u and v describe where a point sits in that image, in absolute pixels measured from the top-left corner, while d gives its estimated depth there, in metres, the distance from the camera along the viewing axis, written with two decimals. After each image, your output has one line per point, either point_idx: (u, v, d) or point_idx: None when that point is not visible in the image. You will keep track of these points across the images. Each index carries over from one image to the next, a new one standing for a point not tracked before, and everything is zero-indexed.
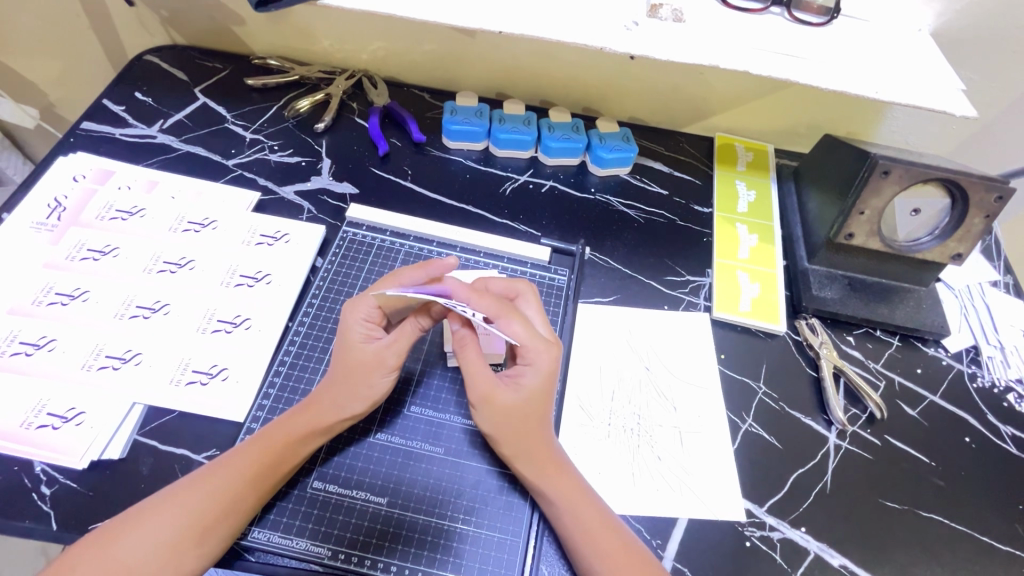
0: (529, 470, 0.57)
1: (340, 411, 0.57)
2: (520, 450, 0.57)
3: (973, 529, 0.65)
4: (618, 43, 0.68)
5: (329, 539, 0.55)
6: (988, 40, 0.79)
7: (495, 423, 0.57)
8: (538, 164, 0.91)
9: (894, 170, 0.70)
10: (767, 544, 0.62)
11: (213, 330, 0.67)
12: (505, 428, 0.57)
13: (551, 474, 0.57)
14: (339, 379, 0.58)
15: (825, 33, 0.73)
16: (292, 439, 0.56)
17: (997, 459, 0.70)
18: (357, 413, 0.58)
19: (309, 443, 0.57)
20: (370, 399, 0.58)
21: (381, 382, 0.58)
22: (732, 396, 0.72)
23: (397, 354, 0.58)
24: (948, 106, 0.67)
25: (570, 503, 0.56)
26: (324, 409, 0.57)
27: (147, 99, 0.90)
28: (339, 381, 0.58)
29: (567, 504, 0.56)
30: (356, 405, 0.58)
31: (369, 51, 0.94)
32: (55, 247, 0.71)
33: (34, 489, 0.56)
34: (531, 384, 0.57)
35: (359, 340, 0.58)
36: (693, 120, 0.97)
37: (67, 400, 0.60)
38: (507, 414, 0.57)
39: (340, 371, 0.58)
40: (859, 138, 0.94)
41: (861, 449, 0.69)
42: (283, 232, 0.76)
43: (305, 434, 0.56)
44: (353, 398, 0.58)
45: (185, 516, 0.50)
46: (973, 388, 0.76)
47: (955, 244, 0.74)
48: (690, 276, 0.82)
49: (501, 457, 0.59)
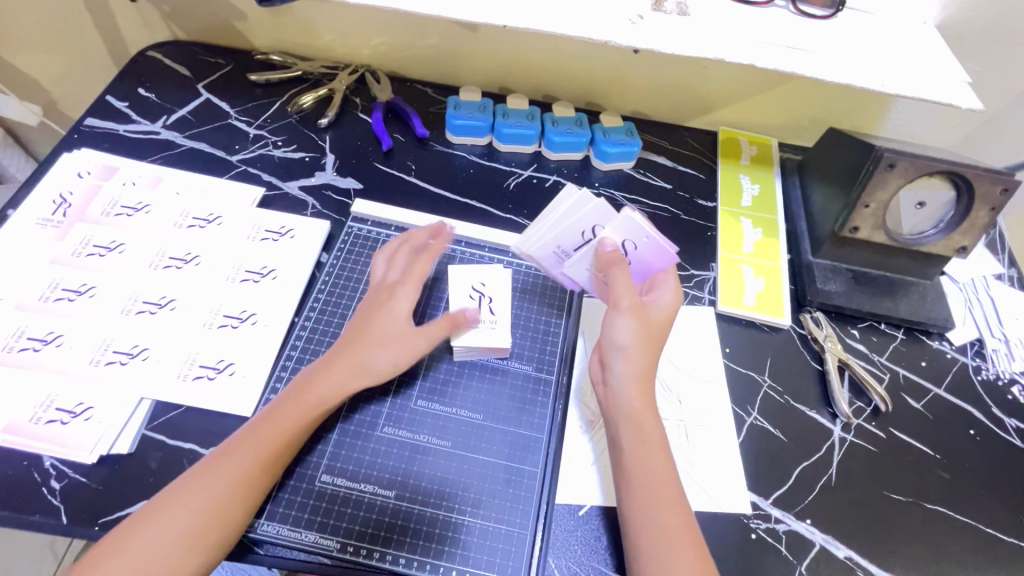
0: (636, 403, 0.59)
1: (371, 363, 0.59)
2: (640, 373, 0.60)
3: (978, 521, 0.65)
4: (622, 37, 0.68)
5: (337, 531, 0.56)
6: (993, 32, 0.79)
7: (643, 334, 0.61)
8: (541, 159, 0.91)
9: (899, 163, 0.70)
10: (773, 536, 0.62)
11: (219, 325, 0.67)
12: (644, 338, 0.61)
13: (643, 413, 0.59)
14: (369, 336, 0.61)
15: (829, 25, 0.73)
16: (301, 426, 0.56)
17: (1002, 451, 0.70)
18: (385, 365, 0.60)
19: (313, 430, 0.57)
20: (398, 354, 0.61)
21: (399, 352, 0.60)
22: (737, 390, 0.72)
23: (423, 333, 0.62)
24: (953, 98, 0.67)
25: (641, 457, 0.57)
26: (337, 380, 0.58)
27: (150, 95, 0.90)
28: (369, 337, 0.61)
29: (636, 456, 0.57)
30: (385, 359, 0.60)
31: (372, 46, 0.94)
32: (61, 243, 0.71)
33: (43, 484, 0.56)
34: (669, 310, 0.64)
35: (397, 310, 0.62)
36: (696, 114, 0.97)
37: (75, 395, 0.60)
38: (652, 325, 0.62)
39: (362, 338, 0.60)
40: (863, 131, 0.94)
41: (865, 441, 0.70)
42: (288, 228, 0.76)
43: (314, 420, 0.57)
44: (383, 352, 0.60)
45: (188, 517, 0.49)
46: (977, 380, 0.76)
47: (959, 237, 0.74)
48: (695, 269, 0.82)
49: (617, 376, 0.60)
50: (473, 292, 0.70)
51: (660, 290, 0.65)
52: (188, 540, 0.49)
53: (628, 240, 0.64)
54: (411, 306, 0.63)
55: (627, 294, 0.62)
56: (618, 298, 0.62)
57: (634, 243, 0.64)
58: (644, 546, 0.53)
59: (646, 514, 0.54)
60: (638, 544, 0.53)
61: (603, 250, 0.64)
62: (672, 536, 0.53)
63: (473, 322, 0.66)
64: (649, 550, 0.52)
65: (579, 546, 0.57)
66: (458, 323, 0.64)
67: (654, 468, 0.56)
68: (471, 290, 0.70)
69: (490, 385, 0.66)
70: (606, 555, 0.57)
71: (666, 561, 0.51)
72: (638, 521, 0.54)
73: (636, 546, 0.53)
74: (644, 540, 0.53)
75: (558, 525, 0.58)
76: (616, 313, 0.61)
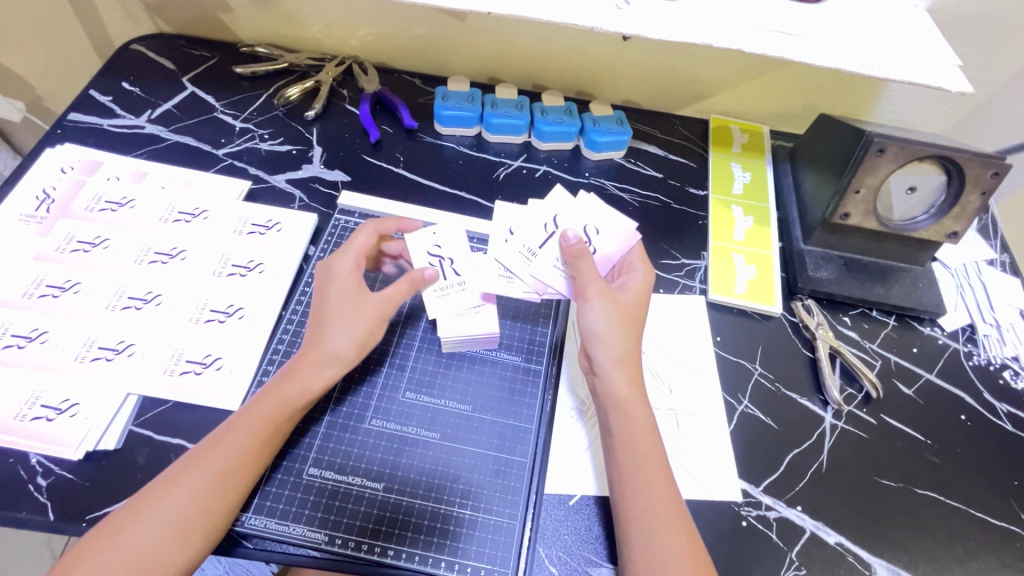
0: (622, 387, 0.59)
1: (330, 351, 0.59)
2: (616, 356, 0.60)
3: (969, 505, 0.66)
4: (609, 23, 0.68)
5: (327, 524, 0.55)
6: (985, 15, 0.78)
7: (612, 317, 0.61)
8: (531, 148, 0.90)
9: (889, 148, 0.69)
10: (763, 523, 0.62)
11: (206, 319, 0.67)
12: (619, 322, 0.61)
13: (631, 399, 0.59)
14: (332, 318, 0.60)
15: (820, 9, 0.72)
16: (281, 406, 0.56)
17: (992, 435, 0.70)
18: (342, 350, 0.59)
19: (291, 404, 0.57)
20: (357, 338, 0.60)
21: (366, 318, 0.60)
22: (727, 378, 0.72)
23: (384, 295, 0.62)
24: (943, 81, 0.67)
25: (633, 443, 0.57)
26: (312, 361, 0.58)
27: (134, 89, 0.89)
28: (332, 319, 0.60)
29: (629, 443, 0.57)
30: (343, 344, 0.59)
31: (358, 37, 0.92)
32: (45, 239, 0.70)
33: (29, 481, 0.56)
34: (643, 289, 0.64)
35: (352, 284, 0.62)
36: (687, 103, 0.96)
37: (61, 392, 0.60)
38: (621, 306, 0.62)
39: (327, 318, 0.60)
40: (855, 117, 0.93)
41: (856, 428, 0.70)
42: (275, 221, 0.76)
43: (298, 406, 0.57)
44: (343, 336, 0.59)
45: (168, 513, 0.49)
46: (969, 365, 0.76)
47: (950, 222, 0.74)
48: (686, 259, 0.82)
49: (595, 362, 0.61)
50: (430, 257, 0.68)
51: (630, 273, 0.65)
52: (168, 538, 0.48)
53: (588, 226, 0.69)
54: (349, 269, 0.63)
55: (592, 281, 0.62)
56: (583, 288, 0.62)
57: (596, 227, 0.68)
58: (637, 532, 0.52)
59: (640, 501, 0.54)
60: (629, 532, 0.53)
61: (567, 241, 0.64)
62: (665, 523, 0.52)
63: (432, 279, 0.65)
64: (642, 538, 0.52)
65: (569, 535, 0.57)
66: (417, 280, 0.64)
67: (648, 455, 0.56)
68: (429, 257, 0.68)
69: (479, 377, 0.66)
70: (598, 545, 0.56)
71: (658, 547, 0.51)
72: (629, 510, 0.54)
73: (628, 534, 0.53)
74: (638, 526, 0.53)
75: (548, 516, 0.58)
76: (585, 302, 0.62)
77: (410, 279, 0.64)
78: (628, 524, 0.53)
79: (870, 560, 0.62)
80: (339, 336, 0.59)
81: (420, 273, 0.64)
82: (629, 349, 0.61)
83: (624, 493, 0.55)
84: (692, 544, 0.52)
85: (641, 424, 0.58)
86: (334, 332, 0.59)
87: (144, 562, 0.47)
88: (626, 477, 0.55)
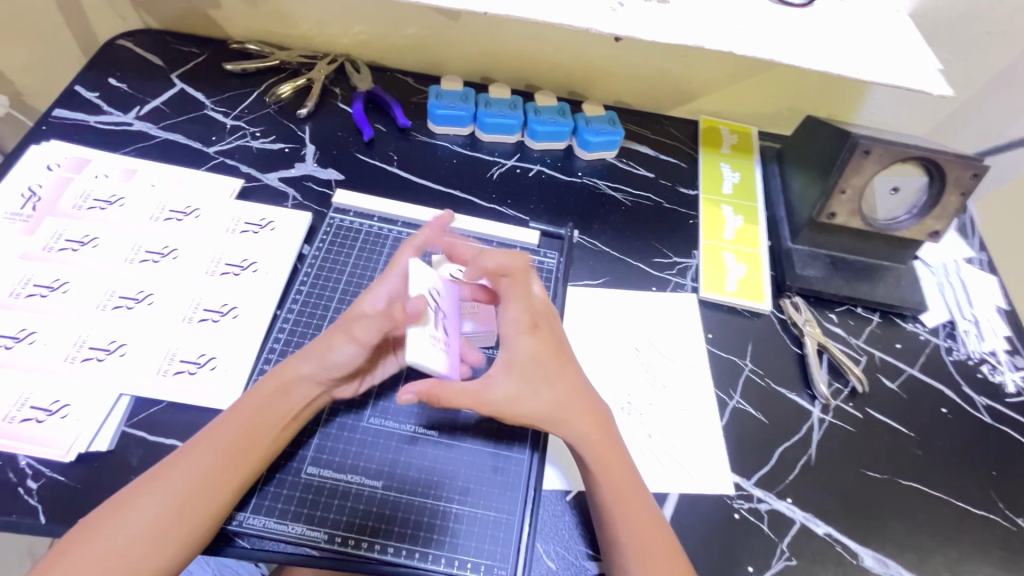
0: (586, 429, 0.57)
1: (296, 370, 0.56)
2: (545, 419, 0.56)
3: (950, 496, 0.68)
4: (604, 24, 0.69)
5: (325, 523, 0.55)
6: (963, 20, 0.81)
7: (540, 385, 0.56)
8: (524, 148, 0.91)
9: (874, 150, 0.71)
10: (755, 515, 0.64)
11: (199, 319, 0.66)
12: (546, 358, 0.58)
13: (599, 436, 0.57)
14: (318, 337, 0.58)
15: (806, 13, 0.74)
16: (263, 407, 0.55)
17: (972, 427, 0.73)
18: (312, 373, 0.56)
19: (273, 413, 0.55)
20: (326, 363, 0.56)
21: (342, 351, 0.56)
22: (719, 374, 0.73)
23: (363, 325, 0.55)
24: (926, 85, 0.69)
25: (614, 492, 0.56)
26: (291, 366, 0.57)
27: (121, 85, 0.87)
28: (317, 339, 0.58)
29: (615, 496, 0.56)
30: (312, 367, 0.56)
31: (351, 35, 0.92)
32: (30, 238, 0.68)
33: (19, 484, 0.55)
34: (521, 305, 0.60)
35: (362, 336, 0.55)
36: (677, 104, 0.98)
37: (51, 392, 0.59)
38: (518, 364, 0.57)
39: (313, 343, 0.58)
40: (841, 119, 0.95)
41: (843, 422, 0.72)
42: (268, 220, 0.75)
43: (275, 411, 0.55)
44: (311, 360, 0.56)
45: (151, 510, 0.49)
46: (950, 360, 0.78)
47: (932, 222, 0.76)
48: (677, 257, 0.83)
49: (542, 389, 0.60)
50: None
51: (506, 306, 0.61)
52: (152, 538, 0.48)
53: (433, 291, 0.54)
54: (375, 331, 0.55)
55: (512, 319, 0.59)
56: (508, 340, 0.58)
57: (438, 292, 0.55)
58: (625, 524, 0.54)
59: (623, 501, 0.55)
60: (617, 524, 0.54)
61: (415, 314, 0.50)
62: (646, 531, 0.54)
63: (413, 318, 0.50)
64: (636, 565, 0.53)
65: (566, 529, 0.58)
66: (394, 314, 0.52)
67: (610, 456, 0.57)
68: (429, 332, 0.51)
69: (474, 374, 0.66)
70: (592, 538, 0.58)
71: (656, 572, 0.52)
72: (621, 534, 0.54)
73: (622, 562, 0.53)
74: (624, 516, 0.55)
75: (545, 511, 0.59)
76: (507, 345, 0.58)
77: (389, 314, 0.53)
78: (612, 521, 0.55)
79: (857, 549, 0.63)
80: (308, 363, 0.56)
81: (400, 307, 0.52)
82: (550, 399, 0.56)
83: (609, 494, 0.56)
84: (677, 558, 0.54)
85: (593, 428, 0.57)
86: (304, 358, 0.57)
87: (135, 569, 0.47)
88: (611, 485, 0.56)
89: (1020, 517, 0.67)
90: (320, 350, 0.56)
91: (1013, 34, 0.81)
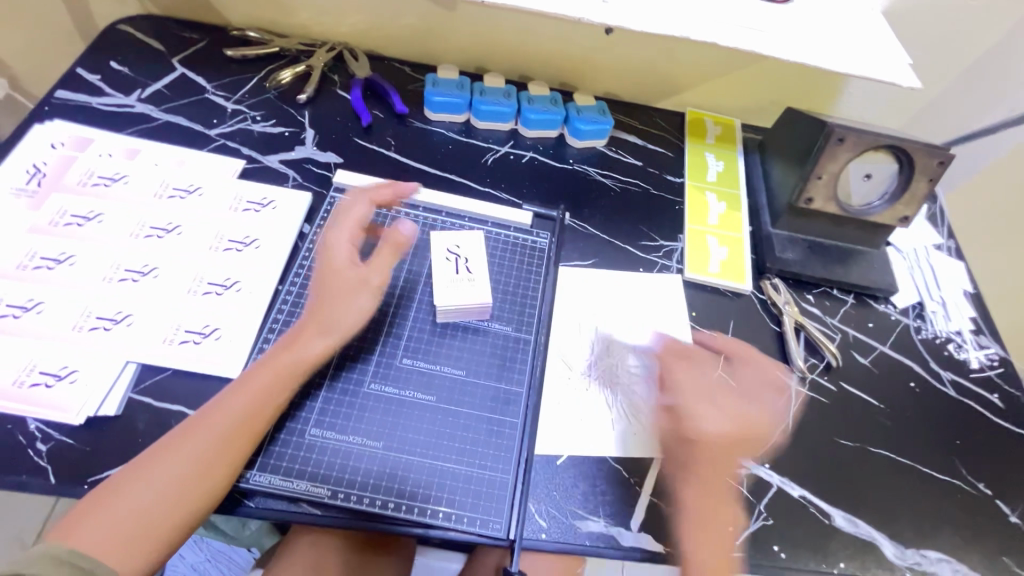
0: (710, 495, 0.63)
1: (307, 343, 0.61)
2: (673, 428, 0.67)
3: (916, 462, 0.72)
4: (595, 14, 0.72)
5: (328, 480, 0.57)
6: (932, 18, 0.86)
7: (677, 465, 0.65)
8: (517, 136, 0.94)
9: (848, 137, 0.76)
10: (735, 480, 0.67)
11: (203, 292, 0.68)
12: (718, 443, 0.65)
13: (719, 503, 0.63)
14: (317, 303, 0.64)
15: (785, 9, 0.78)
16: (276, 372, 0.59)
17: (937, 400, 0.78)
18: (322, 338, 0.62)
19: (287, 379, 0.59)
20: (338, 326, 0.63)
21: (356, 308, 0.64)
22: (702, 349, 0.77)
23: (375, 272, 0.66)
24: (896, 77, 0.73)
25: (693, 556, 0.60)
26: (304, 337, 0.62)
27: (123, 68, 0.89)
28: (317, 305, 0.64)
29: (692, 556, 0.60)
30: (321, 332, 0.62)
31: (349, 24, 0.95)
32: (36, 213, 0.70)
33: (29, 446, 0.57)
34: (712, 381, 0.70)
35: (336, 260, 0.67)
36: (664, 96, 1.02)
37: (60, 359, 0.61)
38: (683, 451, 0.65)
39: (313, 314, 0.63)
40: (819, 111, 1.00)
41: (818, 394, 0.76)
42: (270, 199, 0.78)
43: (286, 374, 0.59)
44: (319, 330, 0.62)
45: (172, 470, 0.51)
46: (918, 339, 0.83)
47: (902, 208, 0.81)
48: (663, 241, 0.87)
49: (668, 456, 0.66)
50: (449, 254, 0.74)
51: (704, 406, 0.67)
52: (173, 495, 0.51)
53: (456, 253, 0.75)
54: (346, 249, 0.68)
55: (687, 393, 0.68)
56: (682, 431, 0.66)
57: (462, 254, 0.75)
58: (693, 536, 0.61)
59: (704, 555, 0.60)
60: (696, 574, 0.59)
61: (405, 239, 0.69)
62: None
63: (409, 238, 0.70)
64: None
65: (557, 490, 0.62)
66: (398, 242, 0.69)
67: (720, 525, 0.62)
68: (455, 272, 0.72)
69: (470, 345, 0.69)
70: (581, 498, 0.62)
71: None
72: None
73: None
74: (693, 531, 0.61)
75: (538, 474, 0.63)
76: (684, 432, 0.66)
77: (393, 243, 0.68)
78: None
79: (830, 510, 0.67)
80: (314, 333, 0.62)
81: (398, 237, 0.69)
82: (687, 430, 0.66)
83: (695, 545, 0.60)
84: None
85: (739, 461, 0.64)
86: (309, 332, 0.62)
87: (159, 528, 0.50)
88: (705, 541, 0.61)
89: (980, 482, 0.72)
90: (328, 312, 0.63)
91: (979, 32, 0.86)
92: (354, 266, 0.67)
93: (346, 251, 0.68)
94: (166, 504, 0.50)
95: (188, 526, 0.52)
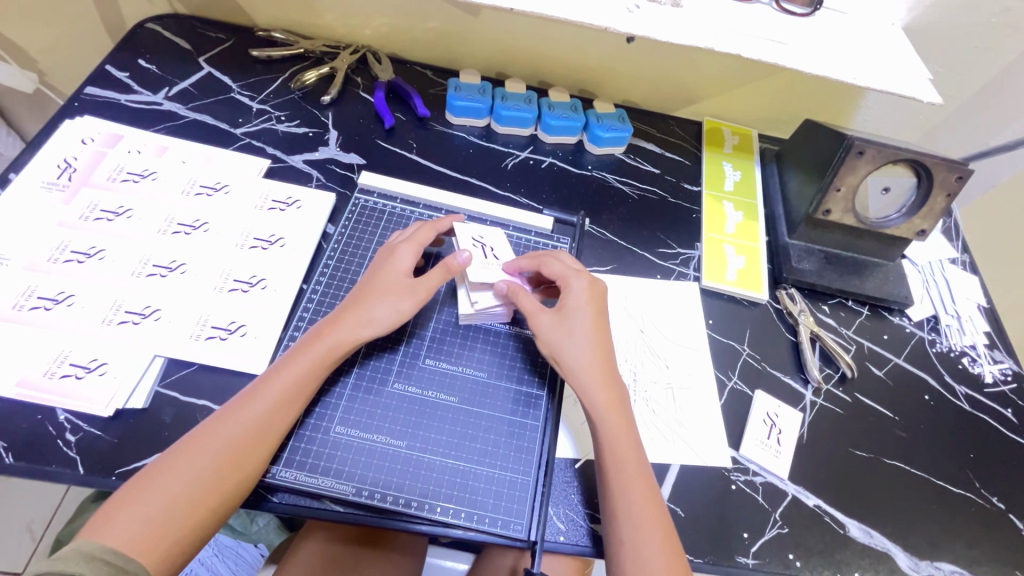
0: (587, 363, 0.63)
1: (336, 339, 0.61)
2: (578, 375, 0.62)
3: (930, 474, 0.73)
4: (621, 24, 0.73)
5: (352, 478, 0.58)
6: (953, 35, 0.86)
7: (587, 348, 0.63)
8: (538, 141, 0.95)
9: (868, 150, 0.76)
10: (750, 487, 0.68)
11: (229, 289, 0.69)
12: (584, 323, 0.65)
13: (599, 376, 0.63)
14: (356, 303, 0.64)
15: (807, 23, 0.79)
16: (307, 368, 0.59)
17: (951, 413, 0.78)
18: (350, 334, 0.62)
19: (315, 375, 0.60)
20: (366, 325, 0.63)
21: (386, 311, 0.64)
22: (719, 358, 0.78)
23: (421, 284, 0.66)
24: (917, 92, 0.73)
25: (617, 447, 0.59)
26: (333, 331, 0.62)
27: (150, 66, 0.90)
28: (356, 304, 0.64)
29: (615, 447, 0.59)
30: (350, 330, 0.62)
31: (373, 28, 0.96)
32: (67, 207, 0.71)
33: (58, 436, 0.58)
34: (588, 291, 0.67)
35: (395, 268, 0.67)
36: (682, 106, 1.03)
37: (90, 351, 0.62)
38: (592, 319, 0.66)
39: (350, 308, 0.64)
40: (837, 123, 1.00)
41: (833, 404, 0.76)
42: (295, 199, 0.79)
43: (313, 370, 0.60)
44: (353, 327, 0.62)
45: (203, 462, 0.52)
46: (932, 351, 0.84)
47: (919, 222, 0.82)
48: (681, 248, 0.88)
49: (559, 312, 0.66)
50: (475, 241, 0.73)
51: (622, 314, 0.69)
52: (204, 487, 0.52)
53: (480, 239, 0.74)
54: (410, 260, 0.68)
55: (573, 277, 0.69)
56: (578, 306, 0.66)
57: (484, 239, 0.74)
58: (626, 522, 0.56)
59: (626, 448, 0.60)
60: (612, 469, 0.58)
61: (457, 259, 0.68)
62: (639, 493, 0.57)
63: (464, 261, 0.68)
64: (633, 514, 0.56)
65: (574, 493, 0.63)
66: (451, 266, 0.67)
67: (627, 443, 0.60)
68: (484, 253, 0.72)
69: (492, 346, 0.70)
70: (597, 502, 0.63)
71: (645, 541, 0.55)
72: (620, 495, 0.57)
73: (613, 508, 0.57)
74: (629, 538, 0.55)
75: (556, 477, 0.63)
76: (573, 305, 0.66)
77: (445, 266, 0.67)
78: (612, 480, 0.58)
79: (844, 520, 0.68)
80: (349, 327, 0.62)
81: (454, 260, 0.68)
82: (602, 369, 0.63)
83: (608, 433, 0.60)
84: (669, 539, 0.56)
85: (614, 404, 0.61)
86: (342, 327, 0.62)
87: (191, 520, 0.51)
88: (611, 426, 0.60)
89: (994, 496, 0.72)
90: (365, 310, 0.63)
91: (997, 48, 0.87)
92: (404, 277, 0.66)
93: (408, 263, 0.68)
94: (196, 502, 0.51)
95: (215, 523, 0.53)
